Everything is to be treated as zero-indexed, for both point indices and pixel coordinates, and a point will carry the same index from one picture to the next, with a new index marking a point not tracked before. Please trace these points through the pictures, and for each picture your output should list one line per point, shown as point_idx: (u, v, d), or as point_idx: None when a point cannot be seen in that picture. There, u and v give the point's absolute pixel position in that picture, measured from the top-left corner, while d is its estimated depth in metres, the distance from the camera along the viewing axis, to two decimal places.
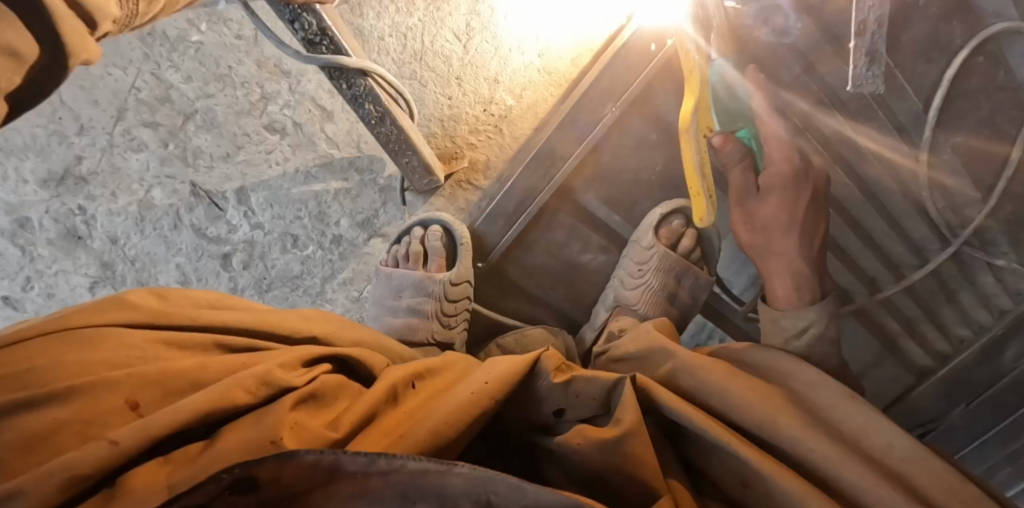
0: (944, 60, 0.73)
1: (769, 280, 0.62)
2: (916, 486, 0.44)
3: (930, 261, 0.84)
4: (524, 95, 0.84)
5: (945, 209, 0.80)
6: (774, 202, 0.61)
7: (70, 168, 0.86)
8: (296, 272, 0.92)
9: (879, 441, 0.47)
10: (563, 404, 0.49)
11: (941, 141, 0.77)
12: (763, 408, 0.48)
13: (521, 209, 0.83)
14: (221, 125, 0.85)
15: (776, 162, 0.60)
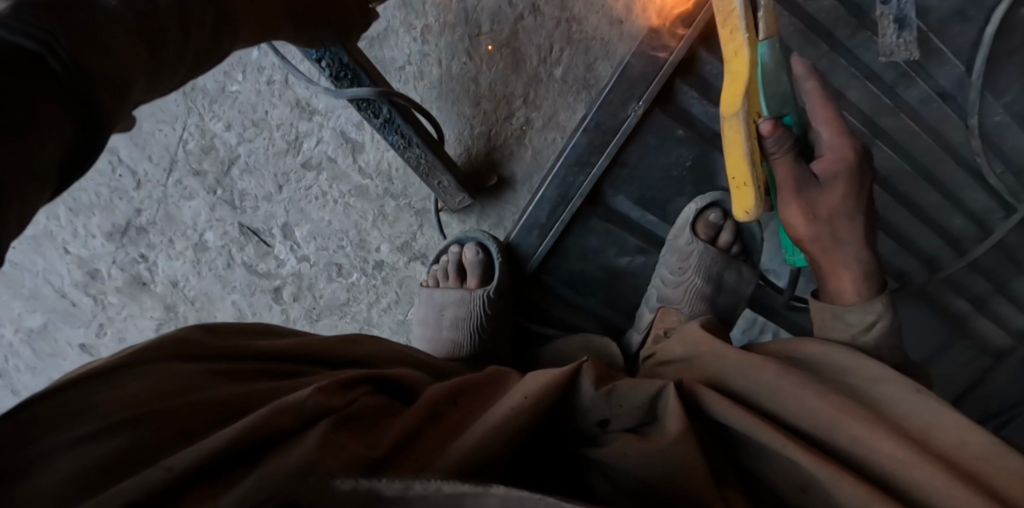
0: (981, 18, 0.76)
1: (835, 276, 0.62)
2: (999, 486, 0.42)
3: (993, 231, 0.88)
4: (545, 103, 0.84)
5: (1004, 174, 0.85)
6: (839, 186, 0.59)
7: (131, 220, 0.92)
8: (343, 300, 0.97)
9: (952, 438, 0.46)
10: (608, 415, 0.48)
11: (990, 104, 0.81)
12: (821, 409, 0.48)
13: (555, 217, 0.83)
14: (262, 167, 0.89)
15: (830, 147, 0.59)
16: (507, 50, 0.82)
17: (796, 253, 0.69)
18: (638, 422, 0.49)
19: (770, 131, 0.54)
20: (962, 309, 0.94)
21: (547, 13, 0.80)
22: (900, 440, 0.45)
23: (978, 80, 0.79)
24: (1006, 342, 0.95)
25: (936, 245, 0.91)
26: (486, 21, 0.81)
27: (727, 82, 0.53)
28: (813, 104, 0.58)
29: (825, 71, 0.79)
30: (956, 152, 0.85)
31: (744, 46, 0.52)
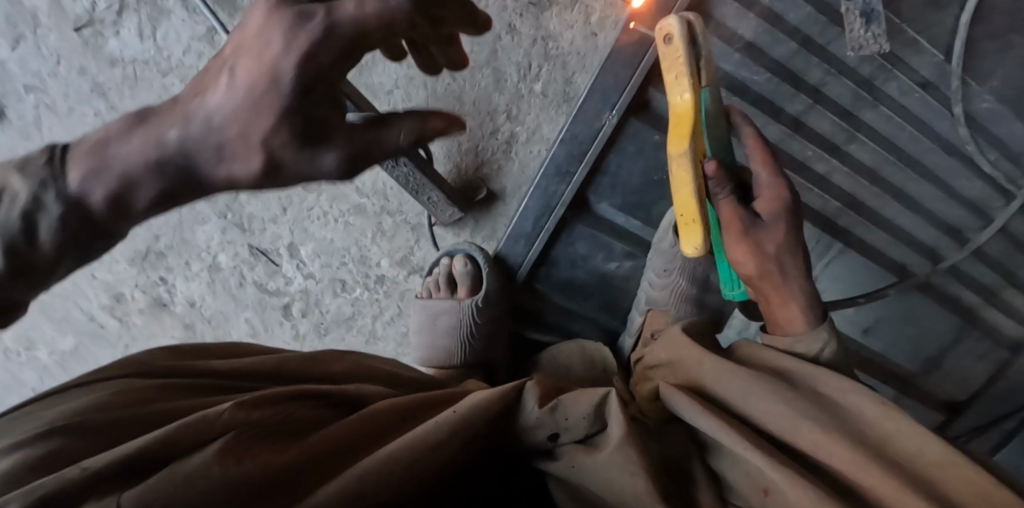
0: (956, 6, 0.75)
1: (787, 307, 0.62)
2: (947, 493, 0.44)
3: (994, 219, 0.86)
4: (529, 117, 0.87)
5: (1000, 161, 0.83)
6: (779, 224, 0.63)
7: (151, 245, 0.99)
8: (349, 314, 1.02)
9: (910, 445, 0.47)
10: (556, 429, 0.52)
11: (976, 89, 0.80)
12: (784, 417, 0.51)
13: (539, 226, 0.86)
14: (267, 190, 0.95)
15: (764, 187, 0.64)
16: (488, 69, 0.86)
17: (734, 287, 0.70)
18: (587, 433, 0.52)
19: (714, 171, 0.59)
20: (970, 301, 0.92)
21: (523, 32, 0.84)
22: (851, 444, 0.47)
23: (958, 66, 0.78)
24: (1019, 334, 0.93)
25: (936, 236, 0.89)
26: (466, 41, 0.85)
27: (675, 131, 0.58)
28: (751, 149, 0.64)
29: (800, 69, 0.78)
30: (945, 141, 0.83)
31: (689, 99, 0.58)
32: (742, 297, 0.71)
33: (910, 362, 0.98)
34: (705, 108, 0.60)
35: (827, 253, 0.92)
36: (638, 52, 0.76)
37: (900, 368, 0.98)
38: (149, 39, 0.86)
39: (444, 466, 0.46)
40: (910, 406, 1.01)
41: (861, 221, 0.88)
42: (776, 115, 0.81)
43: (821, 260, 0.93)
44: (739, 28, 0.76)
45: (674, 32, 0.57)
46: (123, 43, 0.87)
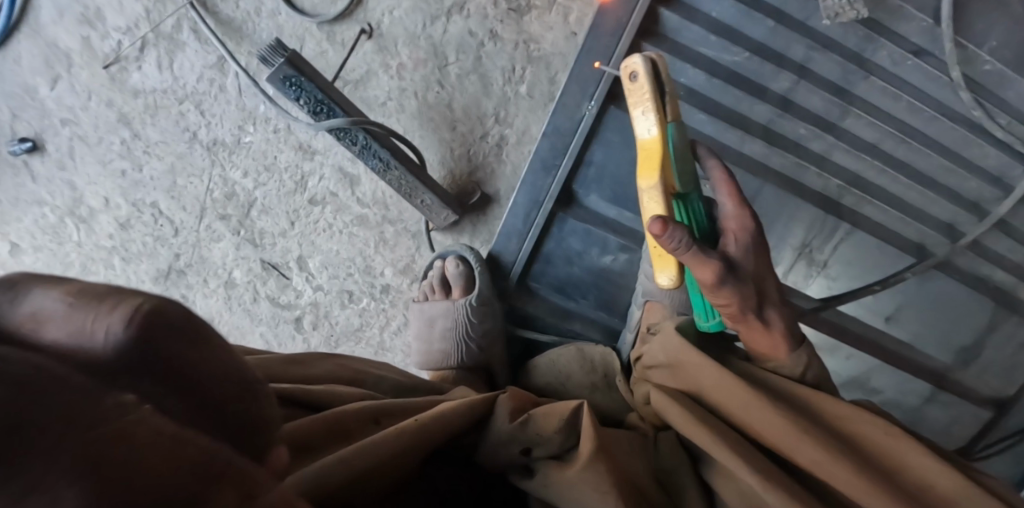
0: None
1: (768, 338, 0.60)
2: None
3: (1014, 188, 0.82)
4: (516, 118, 0.88)
5: (1013, 124, 0.79)
6: (750, 257, 0.58)
7: (172, 264, 1.05)
8: (357, 325, 1.04)
9: (916, 473, 0.48)
10: (529, 443, 0.56)
11: (974, 53, 0.77)
12: (787, 443, 0.50)
13: (530, 222, 0.86)
14: (274, 206, 1.00)
15: (731, 219, 0.59)
16: (475, 76, 0.87)
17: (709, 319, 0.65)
18: (558, 449, 0.55)
19: (662, 230, 0.51)
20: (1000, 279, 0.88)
21: (506, 37, 0.84)
22: (867, 477, 0.47)
23: (950, 30, 0.75)
24: None
25: (953, 212, 0.85)
26: (444, 48, 0.86)
27: (644, 165, 0.58)
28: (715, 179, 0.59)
29: (781, 47, 0.77)
30: (949, 110, 0.79)
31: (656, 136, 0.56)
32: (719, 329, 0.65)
33: (945, 354, 0.94)
34: (672, 143, 0.58)
35: (834, 234, 0.87)
36: (610, 43, 0.77)
37: (933, 359, 0.94)
38: (167, 70, 0.95)
39: (405, 469, 0.51)
40: (944, 399, 0.96)
41: (868, 199, 0.85)
42: (762, 95, 0.79)
43: (828, 243, 0.88)
44: (713, 10, 0.75)
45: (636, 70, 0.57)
46: (145, 75, 0.96)
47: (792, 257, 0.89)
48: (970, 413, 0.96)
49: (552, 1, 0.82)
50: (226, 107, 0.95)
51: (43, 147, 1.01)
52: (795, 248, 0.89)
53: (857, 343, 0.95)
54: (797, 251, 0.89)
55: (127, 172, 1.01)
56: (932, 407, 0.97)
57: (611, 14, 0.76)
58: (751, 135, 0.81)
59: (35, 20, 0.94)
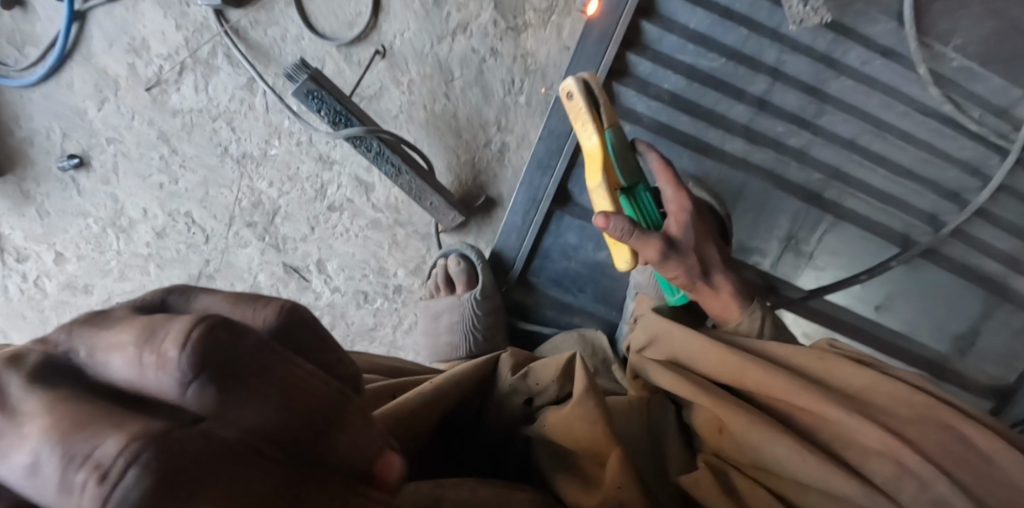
0: None
1: (720, 302, 0.69)
2: (883, 411, 0.48)
3: (992, 178, 0.88)
4: (516, 126, 0.95)
5: (987, 117, 0.86)
6: (689, 230, 0.69)
7: (202, 269, 1.14)
8: (371, 324, 1.11)
9: (843, 378, 0.51)
10: (530, 393, 0.59)
11: (944, 49, 0.83)
12: (729, 367, 0.54)
13: (529, 219, 0.93)
14: (297, 213, 1.08)
15: (672, 201, 0.71)
16: (478, 88, 0.95)
17: (675, 294, 0.76)
18: (557, 396, 0.58)
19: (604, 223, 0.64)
20: (991, 269, 0.93)
21: (504, 53, 0.92)
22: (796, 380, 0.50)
23: (913, 31, 0.81)
24: None
25: (935, 202, 0.91)
26: (446, 63, 0.94)
27: (591, 168, 0.72)
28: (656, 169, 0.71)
29: (755, 52, 0.84)
30: (920, 105, 0.86)
31: (595, 143, 0.70)
32: (685, 302, 0.75)
33: (939, 341, 0.98)
34: (609, 145, 0.70)
35: (819, 224, 0.93)
36: (597, 54, 0.85)
37: (928, 347, 0.98)
38: (202, 91, 1.05)
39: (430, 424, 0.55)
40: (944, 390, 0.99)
41: (848, 191, 0.91)
42: (739, 96, 0.86)
43: (814, 233, 0.94)
44: (690, 21, 0.83)
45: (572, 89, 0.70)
46: (182, 96, 1.06)
47: (778, 249, 0.95)
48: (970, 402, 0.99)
49: (546, 19, 0.90)
50: (254, 123, 1.05)
51: (88, 164, 1.12)
52: (782, 239, 0.95)
53: (848, 332, 0.99)
54: (783, 242, 0.95)
55: (164, 185, 1.11)
56: None
57: (599, 25, 0.84)
58: (731, 134, 0.88)
59: (88, 50, 1.07)
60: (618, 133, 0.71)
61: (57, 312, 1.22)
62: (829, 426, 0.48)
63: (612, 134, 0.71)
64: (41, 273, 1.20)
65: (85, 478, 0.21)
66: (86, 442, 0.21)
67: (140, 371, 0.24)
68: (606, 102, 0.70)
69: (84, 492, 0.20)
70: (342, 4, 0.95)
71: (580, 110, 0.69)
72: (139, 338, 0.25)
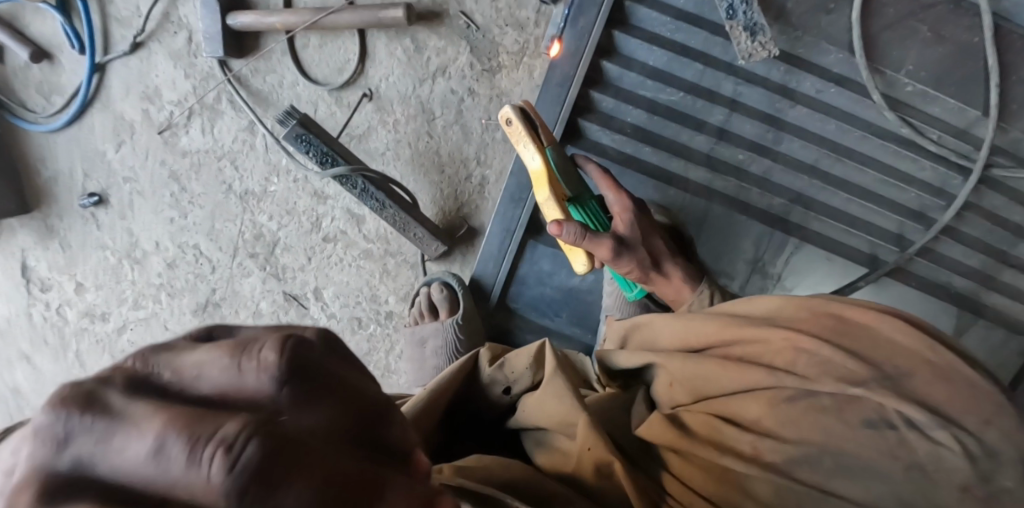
0: (844, 9, 0.85)
1: (677, 287, 0.85)
2: (796, 322, 0.53)
3: (958, 196, 0.91)
4: (494, 160, 1.02)
5: (947, 138, 0.90)
6: (635, 227, 0.81)
7: (209, 297, 1.22)
8: (366, 350, 1.17)
9: (759, 308, 0.57)
10: (508, 382, 0.65)
11: (898, 75, 0.89)
12: (674, 330, 0.60)
13: (505, 247, 0.98)
14: (295, 245, 1.15)
15: (615, 204, 0.82)
16: (457, 126, 1.01)
17: (633, 289, 0.87)
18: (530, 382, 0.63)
19: (558, 231, 0.75)
20: (961, 286, 0.99)
21: (481, 93, 0.99)
22: (723, 321, 0.56)
23: (863, 59, 0.86)
24: None
25: (903, 220, 0.94)
26: (428, 104, 1.02)
27: (538, 184, 0.81)
28: (598, 179, 0.82)
29: (712, 85, 0.89)
30: (876, 128, 0.90)
31: (540, 161, 0.79)
32: (643, 295, 0.87)
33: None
34: (552, 163, 0.80)
35: (784, 248, 0.96)
36: (561, 93, 0.91)
37: None
38: (208, 133, 1.14)
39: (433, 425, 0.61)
40: None
41: (812, 215, 0.94)
42: (699, 127, 0.91)
43: (780, 257, 0.97)
44: (649, 58, 0.89)
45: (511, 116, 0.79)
46: (191, 137, 1.15)
47: (746, 272, 0.98)
48: None
49: (518, 61, 0.97)
50: (256, 162, 1.13)
51: (107, 201, 1.22)
52: (749, 262, 0.98)
53: None
54: (751, 265, 0.98)
55: (174, 219, 1.20)
56: None
57: (563, 63, 0.90)
58: (693, 163, 0.93)
59: (107, 97, 1.17)
60: (557, 150, 0.80)
61: (76, 338, 1.30)
62: (756, 348, 0.53)
63: (553, 152, 0.80)
64: (62, 302, 1.29)
65: (206, 457, 0.23)
66: (206, 426, 0.23)
67: (236, 376, 0.26)
68: (544, 124, 0.80)
69: (210, 466, 0.22)
70: (333, 52, 1.03)
71: (521, 135, 0.78)
72: (230, 349, 0.27)
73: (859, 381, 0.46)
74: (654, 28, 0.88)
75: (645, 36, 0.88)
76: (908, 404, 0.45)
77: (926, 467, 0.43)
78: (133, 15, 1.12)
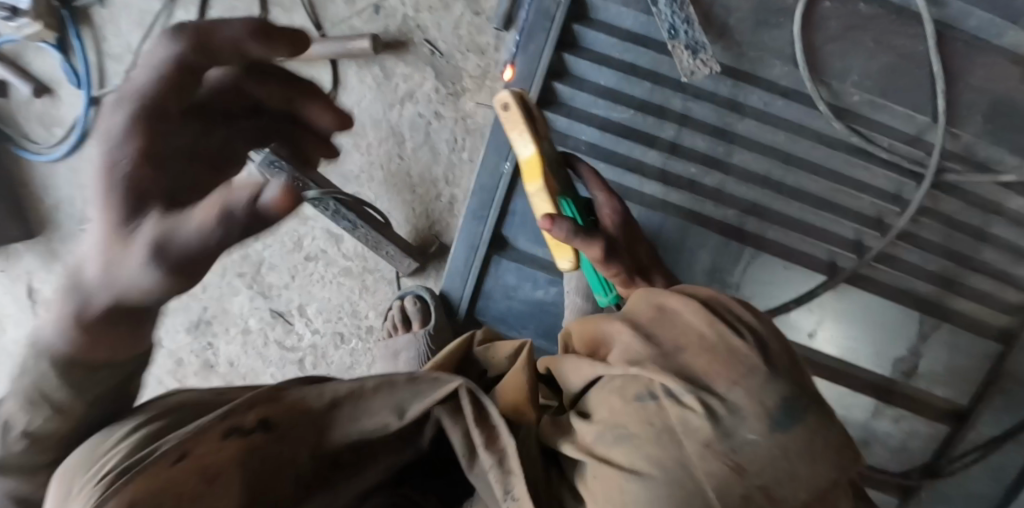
0: (785, 22, 0.88)
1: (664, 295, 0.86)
2: (637, 315, 0.55)
3: (911, 201, 0.93)
4: (461, 180, 1.06)
5: (897, 144, 0.91)
6: (622, 228, 0.83)
7: (201, 316, 1.27)
8: (349, 363, 1.22)
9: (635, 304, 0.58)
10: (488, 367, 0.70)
11: (841, 86, 0.89)
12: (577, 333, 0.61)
13: (471, 263, 1.02)
14: (279, 263, 1.21)
15: (605, 205, 0.83)
16: (426, 147, 1.06)
17: (608, 293, 0.85)
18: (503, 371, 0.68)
19: (551, 225, 0.70)
20: (926, 291, 0.98)
21: (447, 116, 1.04)
22: (598, 318, 0.58)
23: (806, 70, 0.88)
24: (1003, 322, 0.98)
25: (859, 226, 0.95)
26: (398, 128, 1.07)
27: (530, 177, 0.75)
28: (591, 179, 0.82)
29: (663, 102, 0.93)
30: (826, 138, 0.92)
31: (536, 147, 0.73)
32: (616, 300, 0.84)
33: (883, 365, 1.03)
34: (547, 156, 0.75)
35: (741, 257, 0.99)
36: None
37: (872, 372, 1.03)
38: None
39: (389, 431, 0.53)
40: (891, 412, 1.05)
41: (766, 224, 0.97)
42: (652, 143, 0.95)
43: (737, 266, 1.00)
44: (600, 78, 0.93)
45: (508, 99, 0.71)
46: None
47: (705, 282, 1.01)
48: (922, 424, 1.04)
49: (480, 84, 1.02)
50: None
51: None
52: (707, 272, 1.01)
53: None
54: (709, 276, 1.01)
55: None
56: (879, 419, 1.05)
57: (519, 85, 0.94)
58: (647, 178, 0.96)
59: None
60: (552, 143, 0.76)
61: None
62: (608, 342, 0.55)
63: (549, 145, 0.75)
64: None
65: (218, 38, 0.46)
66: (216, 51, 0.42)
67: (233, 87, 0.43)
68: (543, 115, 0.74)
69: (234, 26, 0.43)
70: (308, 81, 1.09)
71: (523, 124, 0.71)
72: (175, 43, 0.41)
73: (638, 360, 0.50)
74: (602, 49, 0.92)
75: (595, 57, 0.92)
76: (670, 376, 0.47)
77: (677, 433, 0.45)
78: (126, 51, 1.20)
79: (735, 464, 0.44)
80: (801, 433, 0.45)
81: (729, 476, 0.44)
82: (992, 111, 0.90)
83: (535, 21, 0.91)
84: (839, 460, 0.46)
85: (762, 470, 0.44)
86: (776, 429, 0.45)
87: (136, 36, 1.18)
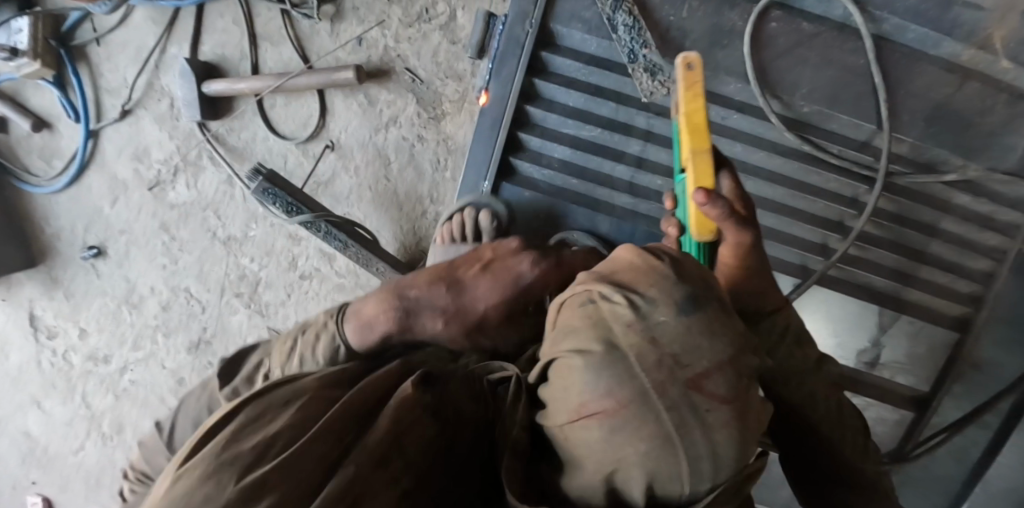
0: (736, 42, 0.95)
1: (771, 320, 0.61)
2: None
3: (865, 204, 0.98)
4: (445, 197, 1.13)
5: (848, 150, 0.97)
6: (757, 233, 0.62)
7: (201, 335, 1.33)
8: None
9: None
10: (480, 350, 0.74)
11: (793, 98, 0.95)
12: None
13: None
14: (275, 283, 1.27)
15: None
16: (411, 168, 1.13)
17: None
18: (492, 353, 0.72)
19: (705, 199, 0.55)
20: (883, 286, 1.02)
21: (429, 138, 1.11)
22: None
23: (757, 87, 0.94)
24: (956, 311, 1.01)
25: (821, 231, 1.01)
26: (384, 151, 1.13)
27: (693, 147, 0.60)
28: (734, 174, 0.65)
29: (628, 119, 1.00)
30: (781, 148, 0.98)
31: (703, 109, 0.61)
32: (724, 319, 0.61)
33: (848, 357, 1.07)
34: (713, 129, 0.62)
35: None
36: (490, 137, 1.02)
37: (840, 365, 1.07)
38: (193, 188, 1.26)
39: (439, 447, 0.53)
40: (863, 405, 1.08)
41: None
42: (618, 158, 1.01)
43: None
44: (569, 99, 1.00)
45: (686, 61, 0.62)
46: (178, 192, 1.27)
47: None
48: (891, 415, 1.07)
49: (459, 107, 1.09)
50: (237, 210, 1.25)
51: (104, 252, 1.34)
52: None
53: None
54: None
55: (166, 266, 1.31)
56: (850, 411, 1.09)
57: (492, 108, 1.01)
58: (616, 190, 1.02)
59: (101, 159, 1.29)
60: None
61: (82, 379, 1.42)
62: None
63: None
64: (68, 348, 1.41)
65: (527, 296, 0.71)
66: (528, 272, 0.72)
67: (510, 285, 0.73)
68: None
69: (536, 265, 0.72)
70: (297, 109, 1.15)
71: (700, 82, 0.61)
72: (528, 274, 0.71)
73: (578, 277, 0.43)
74: (569, 74, 1.00)
75: (563, 81, 1.00)
76: (603, 283, 0.39)
77: (603, 323, 0.37)
78: (122, 86, 1.25)
79: (652, 337, 0.35)
80: (712, 317, 0.36)
81: (648, 356, 0.35)
82: (935, 116, 0.93)
83: (506, 49, 0.98)
84: (745, 359, 0.36)
85: (677, 345, 0.35)
86: (686, 307, 0.36)
87: (132, 71, 1.24)
